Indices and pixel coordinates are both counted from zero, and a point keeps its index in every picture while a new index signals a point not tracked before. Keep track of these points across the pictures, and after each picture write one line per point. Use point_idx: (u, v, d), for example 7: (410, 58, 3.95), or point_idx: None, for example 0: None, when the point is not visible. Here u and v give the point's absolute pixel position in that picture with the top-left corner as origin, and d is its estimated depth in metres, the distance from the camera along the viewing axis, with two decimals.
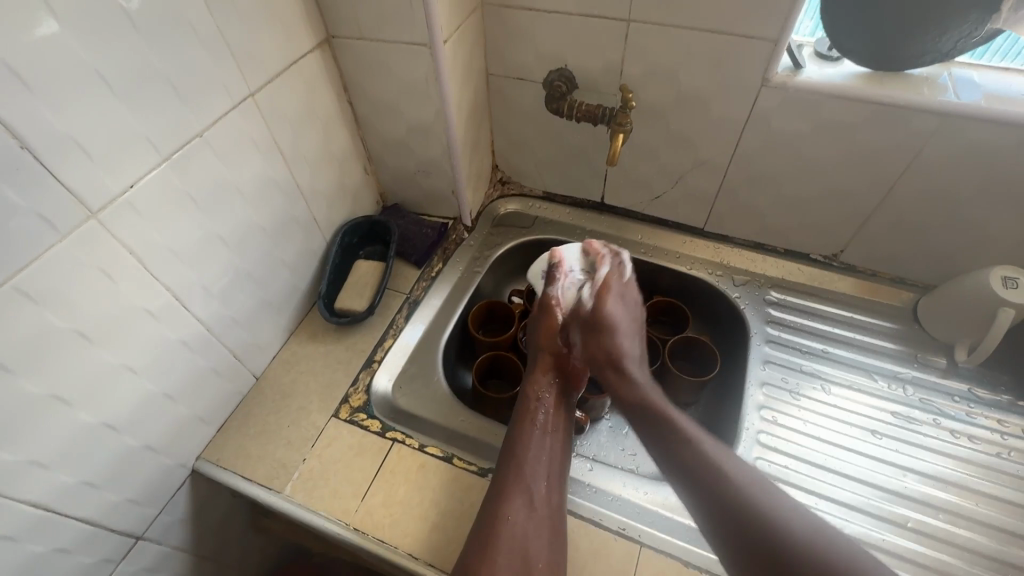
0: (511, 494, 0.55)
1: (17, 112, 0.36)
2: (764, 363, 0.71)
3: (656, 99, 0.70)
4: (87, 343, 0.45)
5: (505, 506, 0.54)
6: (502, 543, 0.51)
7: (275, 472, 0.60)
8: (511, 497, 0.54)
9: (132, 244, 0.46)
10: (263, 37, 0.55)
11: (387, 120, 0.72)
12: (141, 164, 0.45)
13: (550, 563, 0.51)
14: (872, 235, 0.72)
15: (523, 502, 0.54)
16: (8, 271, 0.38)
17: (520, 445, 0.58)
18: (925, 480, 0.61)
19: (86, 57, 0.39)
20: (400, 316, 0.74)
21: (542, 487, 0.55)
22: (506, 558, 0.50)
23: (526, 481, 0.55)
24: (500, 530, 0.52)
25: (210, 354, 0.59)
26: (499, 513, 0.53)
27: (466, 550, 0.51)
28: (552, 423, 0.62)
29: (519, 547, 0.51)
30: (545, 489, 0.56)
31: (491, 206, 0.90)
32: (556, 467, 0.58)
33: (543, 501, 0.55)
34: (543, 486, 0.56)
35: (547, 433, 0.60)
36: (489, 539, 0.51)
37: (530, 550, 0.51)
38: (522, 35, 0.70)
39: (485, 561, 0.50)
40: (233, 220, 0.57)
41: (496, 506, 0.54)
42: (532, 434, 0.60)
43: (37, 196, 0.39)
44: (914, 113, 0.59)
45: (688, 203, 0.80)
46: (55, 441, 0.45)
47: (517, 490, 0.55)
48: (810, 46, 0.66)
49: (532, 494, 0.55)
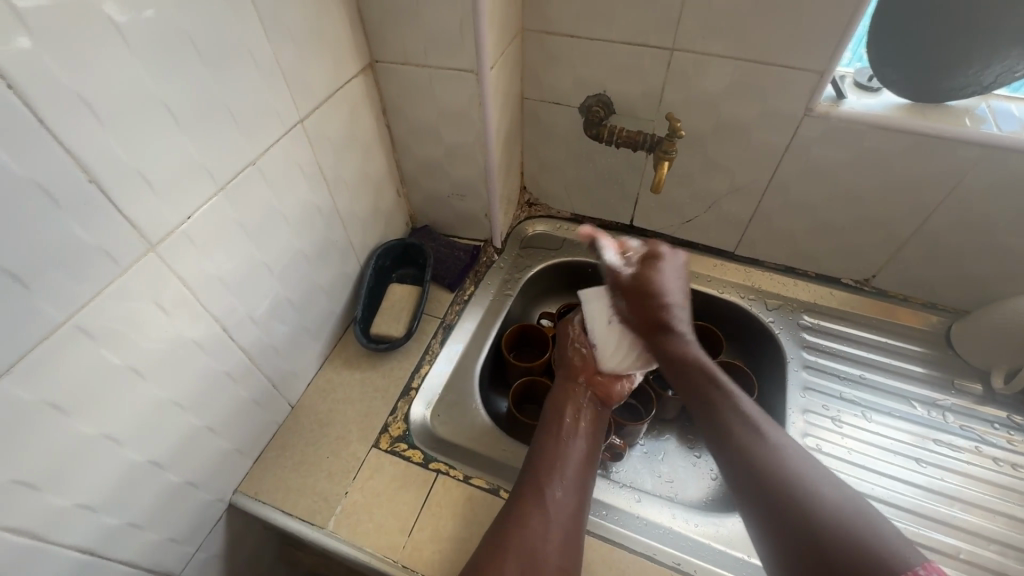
0: (526, 499, 0.53)
1: (89, 146, 0.35)
2: (803, 390, 0.71)
3: (695, 125, 0.70)
4: (140, 379, 0.43)
5: (520, 511, 0.52)
6: (510, 547, 0.49)
7: (317, 506, 0.58)
8: (526, 502, 0.53)
9: (186, 276, 0.45)
10: (314, 64, 0.54)
11: (424, 143, 0.72)
12: (199, 194, 0.44)
13: (561, 567, 0.49)
14: (907, 261, 0.73)
15: (537, 507, 0.52)
16: (69, 309, 0.37)
17: (540, 451, 0.58)
18: (973, 511, 0.61)
19: (154, 89, 0.39)
20: (435, 341, 0.73)
21: (558, 494, 0.53)
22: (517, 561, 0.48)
23: (542, 487, 0.54)
24: (510, 536, 0.50)
25: (251, 384, 0.57)
26: (513, 517, 0.52)
27: (477, 553, 0.50)
28: (578, 429, 0.60)
29: (528, 553, 0.49)
30: (561, 494, 0.53)
31: (519, 227, 0.89)
32: (575, 473, 0.55)
33: (557, 506, 0.52)
34: (559, 492, 0.53)
35: (569, 439, 0.58)
36: (500, 544, 0.49)
37: (542, 557, 0.49)
38: (561, 61, 0.71)
39: (493, 565, 0.48)
40: (278, 247, 0.56)
41: (512, 512, 0.52)
42: (553, 441, 0.58)
43: (101, 229, 0.37)
44: (957, 144, 0.59)
45: (720, 228, 0.81)
46: (105, 480, 0.43)
47: (533, 496, 0.53)
48: (850, 76, 0.67)
49: (546, 499, 0.53)
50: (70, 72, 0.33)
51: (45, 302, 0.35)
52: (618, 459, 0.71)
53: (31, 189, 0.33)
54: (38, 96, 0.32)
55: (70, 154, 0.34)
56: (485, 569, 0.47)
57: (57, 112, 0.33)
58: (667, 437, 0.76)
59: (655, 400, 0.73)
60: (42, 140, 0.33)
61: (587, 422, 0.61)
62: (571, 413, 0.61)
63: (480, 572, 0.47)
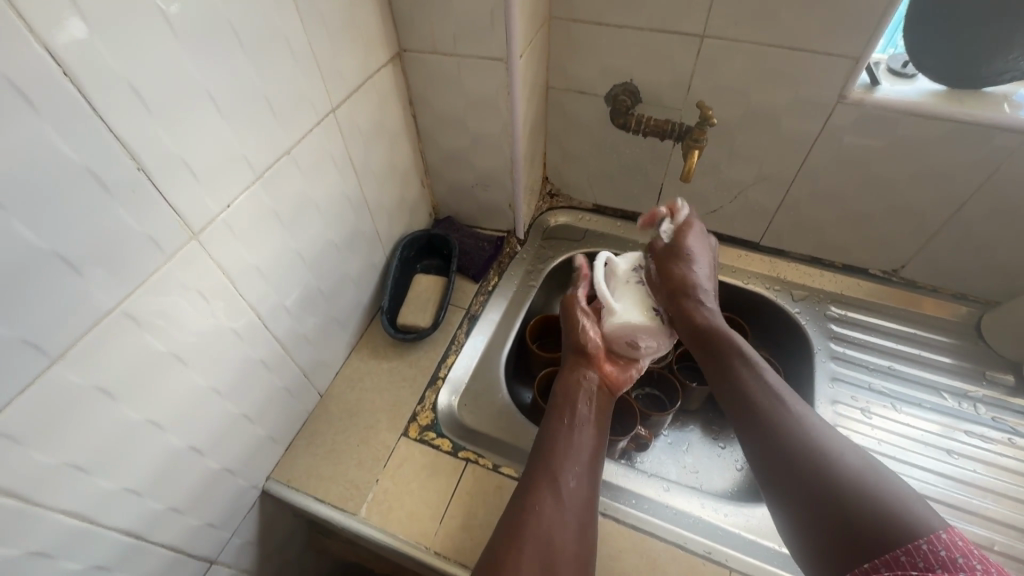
0: (541, 487, 0.53)
1: (137, 133, 0.35)
2: (831, 381, 0.71)
3: (723, 114, 0.69)
4: (182, 366, 0.44)
5: (534, 499, 0.52)
6: (528, 533, 0.49)
7: (349, 493, 0.59)
8: (541, 489, 0.53)
9: (225, 264, 0.46)
10: (346, 53, 0.54)
11: (450, 133, 0.72)
12: (238, 183, 0.45)
13: (576, 555, 0.49)
14: (938, 251, 0.72)
15: (552, 495, 0.52)
16: (117, 296, 0.37)
17: (551, 440, 0.57)
18: (1006, 502, 0.60)
19: (198, 76, 0.39)
20: (460, 331, 0.73)
21: (572, 484, 0.53)
22: (532, 549, 0.48)
23: (556, 474, 0.54)
24: (526, 522, 0.50)
25: (284, 372, 0.58)
26: (527, 504, 0.51)
27: (494, 538, 0.50)
28: (588, 417, 0.60)
29: (545, 539, 0.49)
30: (575, 484, 0.53)
31: (541, 218, 0.89)
32: (586, 464, 0.55)
33: (572, 495, 0.52)
34: (573, 481, 0.53)
35: (578, 430, 0.58)
36: (517, 528, 0.49)
37: (559, 542, 0.49)
38: (589, 49, 0.70)
39: (513, 552, 0.47)
40: (310, 236, 0.56)
41: (525, 499, 0.52)
42: (564, 430, 0.58)
43: (147, 216, 0.38)
44: (995, 131, 0.58)
45: (745, 218, 0.80)
46: (149, 464, 0.44)
47: (547, 484, 0.53)
48: (884, 62, 0.66)
49: (561, 488, 0.53)
50: (120, 59, 0.33)
51: (94, 287, 0.36)
52: (642, 450, 0.71)
53: (81, 174, 0.33)
54: (90, 82, 0.32)
55: (118, 140, 0.35)
56: (505, 559, 0.47)
57: (107, 97, 0.33)
58: (691, 428, 0.76)
59: (680, 389, 0.73)
60: (93, 126, 0.33)
61: (593, 411, 0.60)
62: (580, 398, 0.61)
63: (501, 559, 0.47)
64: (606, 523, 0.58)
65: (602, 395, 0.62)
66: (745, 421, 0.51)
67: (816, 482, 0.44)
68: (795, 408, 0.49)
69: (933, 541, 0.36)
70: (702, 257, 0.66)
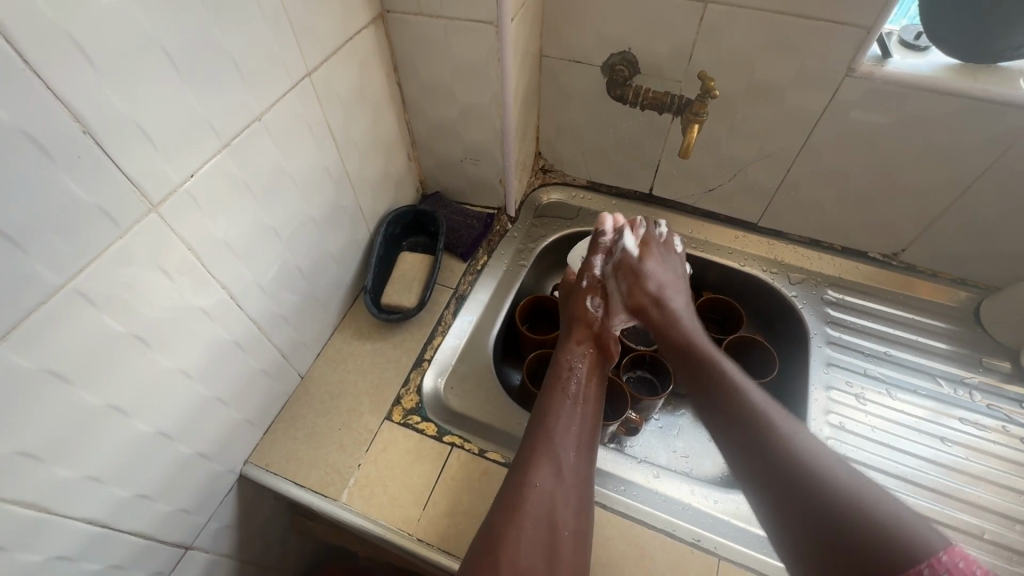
0: (539, 462, 0.50)
1: (81, 92, 0.32)
2: (826, 366, 0.70)
3: (725, 87, 0.66)
4: (146, 348, 0.41)
5: (532, 474, 0.50)
6: (527, 508, 0.47)
7: (329, 479, 0.57)
8: (539, 464, 0.50)
9: (190, 239, 0.42)
10: (321, 12, 0.50)
11: (438, 102, 0.68)
12: (203, 151, 0.41)
13: (575, 534, 0.47)
14: (941, 234, 0.70)
15: (551, 470, 0.50)
16: (67, 273, 0.34)
17: (548, 414, 0.54)
18: (998, 491, 0.59)
19: (152, 33, 0.35)
20: (448, 312, 0.70)
21: (573, 457, 0.52)
22: (533, 525, 0.46)
23: (556, 449, 0.52)
24: (527, 495, 0.48)
25: (260, 353, 0.55)
26: (525, 479, 0.49)
27: (492, 516, 0.47)
28: (586, 394, 0.57)
29: (545, 517, 0.47)
30: (575, 458, 0.52)
31: (533, 195, 0.86)
32: (585, 438, 0.54)
33: (573, 470, 0.51)
34: (573, 456, 0.52)
35: (580, 405, 0.56)
36: (514, 505, 0.47)
37: (557, 519, 0.47)
38: (585, 15, 0.66)
39: (510, 529, 0.45)
40: (286, 210, 0.53)
41: (522, 474, 0.50)
42: (563, 405, 0.56)
43: (98, 186, 0.35)
44: (1008, 110, 0.56)
45: (745, 197, 0.77)
46: (112, 452, 0.41)
47: (546, 460, 0.51)
48: (896, 34, 0.62)
49: (561, 461, 0.51)
50: (58, 8, 0.30)
51: (40, 263, 0.33)
52: (631, 434, 0.70)
53: (17, 138, 0.30)
54: (23, 36, 0.29)
55: (62, 103, 0.31)
56: (503, 535, 0.45)
57: (45, 54, 0.30)
58: (682, 412, 0.74)
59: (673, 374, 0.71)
60: (28, 85, 0.29)
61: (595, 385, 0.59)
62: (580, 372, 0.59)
63: (499, 538, 0.45)
64: (594, 510, 0.56)
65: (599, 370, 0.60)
66: (731, 431, 0.48)
67: (800, 499, 0.41)
68: (779, 418, 0.47)
69: (933, 565, 0.32)
70: (671, 273, 0.65)
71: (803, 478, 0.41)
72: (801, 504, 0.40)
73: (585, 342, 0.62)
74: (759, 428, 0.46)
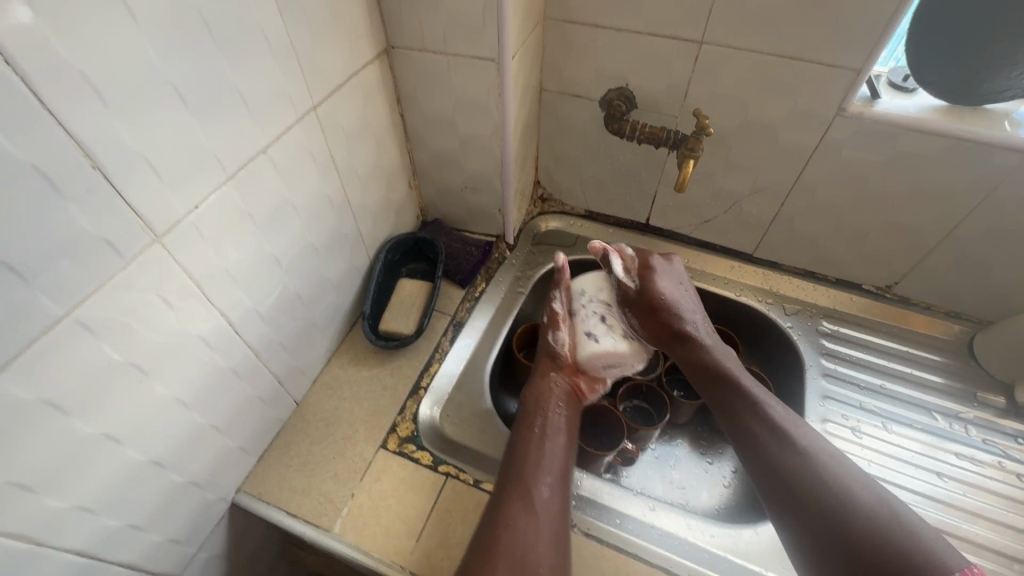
0: (513, 499, 0.51)
1: (91, 128, 0.33)
2: (822, 398, 0.70)
3: (720, 124, 0.68)
4: (143, 376, 0.41)
5: (507, 512, 0.50)
6: (502, 546, 0.47)
7: (322, 508, 0.56)
8: (514, 502, 0.50)
9: (192, 268, 0.43)
10: (328, 49, 0.52)
11: (440, 133, 0.69)
12: (208, 183, 0.42)
13: (554, 569, 0.47)
14: (932, 269, 0.71)
15: (525, 505, 0.50)
16: (69, 303, 0.35)
17: (522, 451, 0.55)
18: (996, 529, 0.59)
19: (165, 71, 0.36)
20: (445, 339, 0.71)
21: (546, 492, 0.52)
22: (506, 563, 0.46)
23: (529, 485, 0.52)
24: (502, 534, 0.48)
25: (257, 380, 0.55)
26: (500, 517, 0.49)
27: (468, 558, 0.47)
28: (559, 429, 0.58)
29: (519, 554, 0.47)
30: (549, 492, 0.52)
31: (532, 223, 0.87)
32: (557, 471, 0.53)
33: (547, 505, 0.50)
34: (547, 490, 0.52)
35: (550, 440, 0.56)
36: (491, 544, 0.47)
37: (534, 557, 0.47)
38: (584, 52, 0.68)
39: (487, 568, 0.45)
40: (288, 239, 0.54)
41: (499, 511, 0.50)
42: (535, 440, 0.56)
43: (103, 219, 0.35)
44: (995, 151, 0.57)
45: (740, 229, 0.79)
46: (104, 481, 0.41)
47: (520, 497, 0.51)
48: (884, 75, 0.64)
49: (535, 497, 0.51)
50: (73, 48, 0.31)
51: (43, 294, 0.33)
52: (627, 464, 0.69)
53: (27, 172, 0.30)
54: (37, 74, 0.29)
55: (72, 138, 0.32)
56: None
57: (57, 91, 0.31)
58: (678, 442, 0.74)
59: (669, 403, 0.71)
60: (41, 122, 0.30)
61: (564, 418, 0.59)
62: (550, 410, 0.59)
63: None
64: (588, 544, 0.56)
65: (570, 406, 0.61)
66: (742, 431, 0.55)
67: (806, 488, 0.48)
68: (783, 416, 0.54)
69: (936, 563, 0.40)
70: (680, 288, 0.67)
71: (806, 468, 0.49)
72: (811, 504, 0.47)
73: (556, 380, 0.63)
74: (768, 422, 0.54)
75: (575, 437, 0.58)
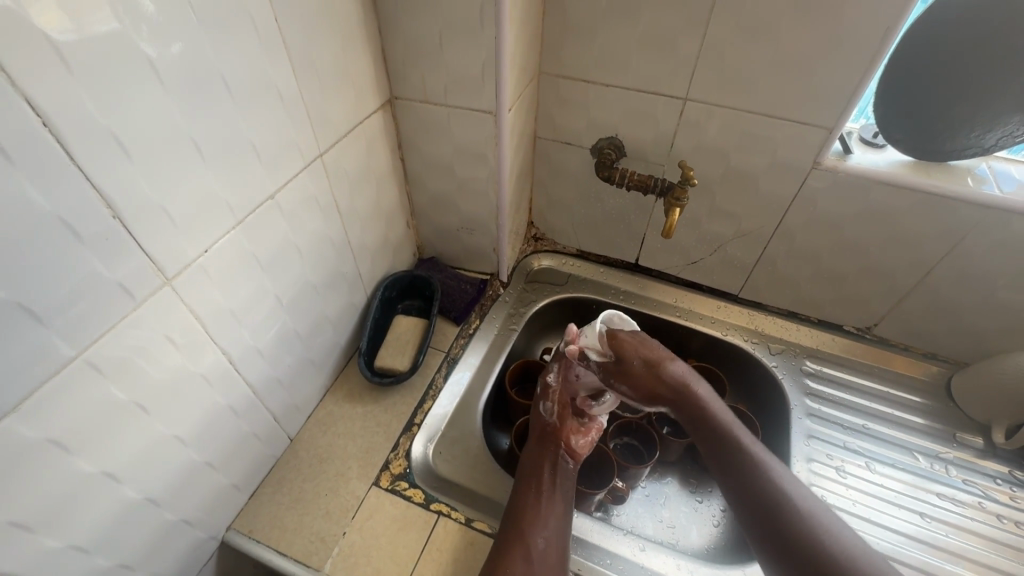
0: (511, 549, 0.53)
1: (114, 181, 0.35)
2: (806, 438, 0.71)
3: (705, 173, 0.72)
4: (144, 414, 0.42)
5: (505, 562, 0.52)
6: None
7: (313, 547, 0.56)
8: (512, 552, 0.52)
9: (198, 308, 0.45)
10: (336, 101, 0.55)
11: (438, 177, 0.72)
12: (218, 229, 0.44)
13: None
14: (908, 312, 0.74)
15: (522, 557, 0.52)
16: (81, 344, 0.36)
17: (521, 504, 0.57)
18: (978, 570, 0.60)
19: (186, 128, 0.39)
20: (439, 376, 0.72)
21: (541, 543, 0.53)
22: None
23: (526, 537, 0.54)
24: None
25: (253, 417, 0.56)
26: (498, 565, 0.51)
27: None
28: (555, 487, 0.59)
29: None
30: (544, 545, 0.53)
31: (525, 261, 0.89)
32: (554, 525, 0.55)
33: (542, 557, 0.52)
34: (543, 542, 0.53)
35: (548, 497, 0.57)
36: None
37: None
38: (576, 105, 0.72)
39: None
40: (289, 278, 0.55)
41: (497, 561, 0.52)
42: (532, 494, 0.57)
43: (120, 264, 0.37)
44: (960, 204, 0.61)
45: (725, 270, 0.82)
46: (99, 520, 0.41)
47: (516, 548, 0.53)
48: (856, 131, 0.69)
49: (531, 549, 0.53)
50: (104, 109, 0.33)
51: (57, 336, 0.34)
52: (617, 502, 0.70)
53: (53, 223, 0.32)
54: (69, 131, 0.32)
55: (97, 191, 0.34)
56: None
57: (87, 147, 0.33)
58: (668, 480, 0.75)
59: (658, 441, 0.72)
60: (70, 176, 0.32)
61: (560, 482, 0.59)
62: (546, 468, 0.60)
63: None
64: None
65: (565, 468, 0.61)
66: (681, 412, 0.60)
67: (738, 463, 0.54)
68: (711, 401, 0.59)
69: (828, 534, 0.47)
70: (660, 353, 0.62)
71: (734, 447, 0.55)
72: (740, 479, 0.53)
73: (550, 442, 0.63)
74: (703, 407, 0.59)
75: (570, 498, 0.58)
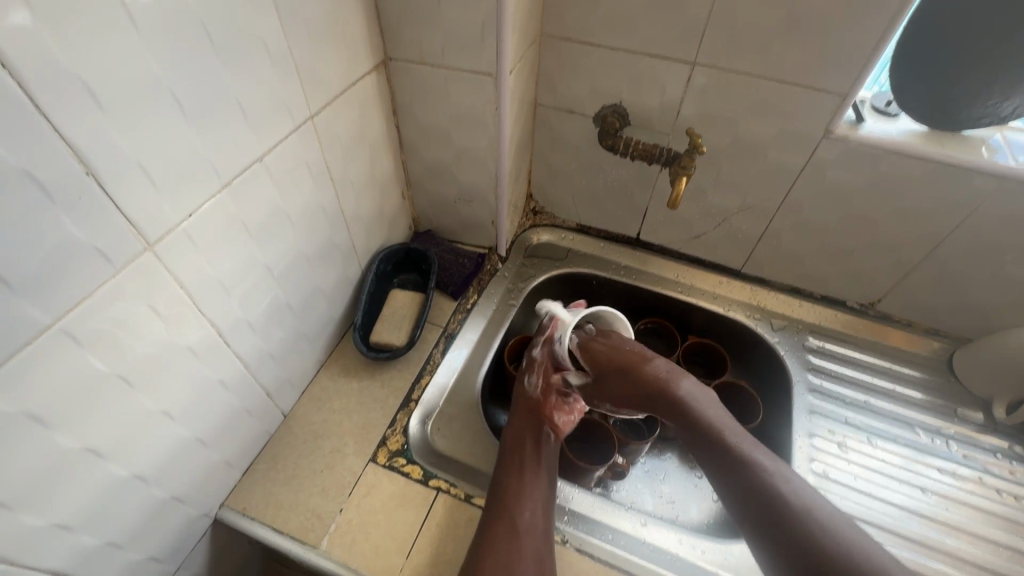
0: (495, 522, 0.52)
1: (85, 134, 0.32)
2: (809, 414, 0.71)
3: (712, 142, 0.69)
4: (128, 389, 0.40)
5: (490, 537, 0.51)
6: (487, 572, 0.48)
7: (309, 524, 0.55)
8: (496, 526, 0.52)
9: (183, 278, 0.42)
10: (327, 58, 0.52)
11: (434, 144, 0.69)
12: (202, 192, 0.41)
13: None
14: (913, 287, 0.73)
15: (508, 531, 0.51)
16: (57, 312, 0.34)
17: (504, 479, 0.56)
18: (977, 542, 0.60)
19: (163, 78, 0.36)
20: (437, 351, 0.70)
21: (527, 514, 0.53)
22: None
23: (511, 510, 0.53)
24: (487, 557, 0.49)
25: (244, 392, 0.54)
26: (486, 541, 0.51)
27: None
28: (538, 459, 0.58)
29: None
30: (530, 517, 0.53)
31: (524, 235, 0.87)
32: (538, 497, 0.54)
33: (529, 529, 0.52)
34: (528, 513, 0.53)
35: (532, 471, 0.56)
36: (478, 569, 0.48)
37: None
38: (579, 69, 0.69)
39: None
40: (280, 248, 0.53)
41: (484, 536, 0.51)
42: (515, 468, 0.56)
43: (96, 226, 0.34)
44: (975, 174, 0.59)
45: (728, 245, 0.80)
46: (84, 497, 0.39)
47: (501, 521, 0.52)
48: (868, 100, 0.66)
49: (517, 522, 0.52)
50: (71, 54, 0.30)
51: (31, 304, 0.32)
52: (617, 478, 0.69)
53: (20, 179, 0.30)
54: (32, 77, 0.29)
55: (67, 144, 0.31)
56: None
57: (52, 92, 0.30)
58: (668, 456, 0.74)
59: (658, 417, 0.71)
60: (37, 128, 0.30)
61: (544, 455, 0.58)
62: (527, 443, 0.59)
63: None
64: (581, 560, 0.55)
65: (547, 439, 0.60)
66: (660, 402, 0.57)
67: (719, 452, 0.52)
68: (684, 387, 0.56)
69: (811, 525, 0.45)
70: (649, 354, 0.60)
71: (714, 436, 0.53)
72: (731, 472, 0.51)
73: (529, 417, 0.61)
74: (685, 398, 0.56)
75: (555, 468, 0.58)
